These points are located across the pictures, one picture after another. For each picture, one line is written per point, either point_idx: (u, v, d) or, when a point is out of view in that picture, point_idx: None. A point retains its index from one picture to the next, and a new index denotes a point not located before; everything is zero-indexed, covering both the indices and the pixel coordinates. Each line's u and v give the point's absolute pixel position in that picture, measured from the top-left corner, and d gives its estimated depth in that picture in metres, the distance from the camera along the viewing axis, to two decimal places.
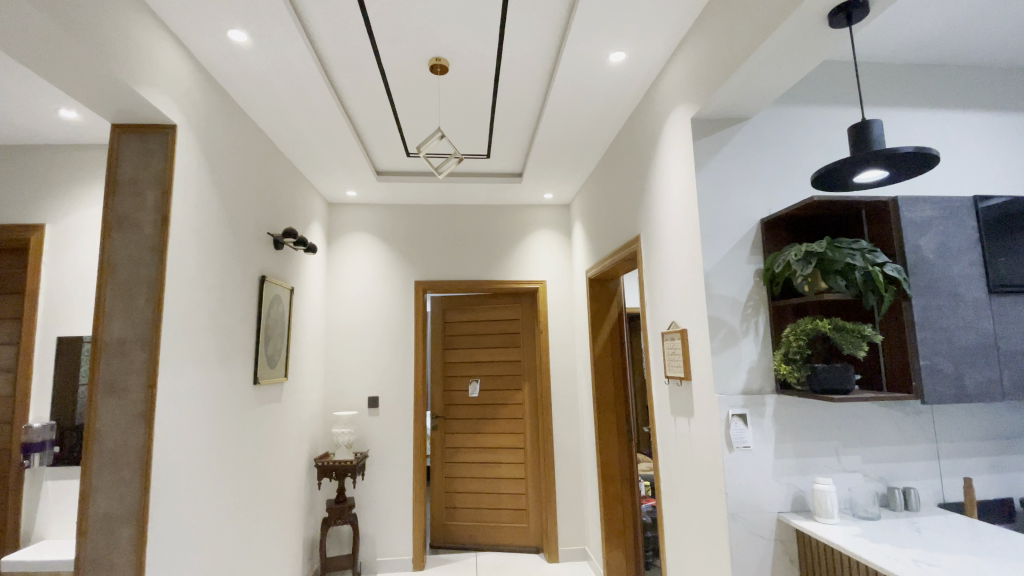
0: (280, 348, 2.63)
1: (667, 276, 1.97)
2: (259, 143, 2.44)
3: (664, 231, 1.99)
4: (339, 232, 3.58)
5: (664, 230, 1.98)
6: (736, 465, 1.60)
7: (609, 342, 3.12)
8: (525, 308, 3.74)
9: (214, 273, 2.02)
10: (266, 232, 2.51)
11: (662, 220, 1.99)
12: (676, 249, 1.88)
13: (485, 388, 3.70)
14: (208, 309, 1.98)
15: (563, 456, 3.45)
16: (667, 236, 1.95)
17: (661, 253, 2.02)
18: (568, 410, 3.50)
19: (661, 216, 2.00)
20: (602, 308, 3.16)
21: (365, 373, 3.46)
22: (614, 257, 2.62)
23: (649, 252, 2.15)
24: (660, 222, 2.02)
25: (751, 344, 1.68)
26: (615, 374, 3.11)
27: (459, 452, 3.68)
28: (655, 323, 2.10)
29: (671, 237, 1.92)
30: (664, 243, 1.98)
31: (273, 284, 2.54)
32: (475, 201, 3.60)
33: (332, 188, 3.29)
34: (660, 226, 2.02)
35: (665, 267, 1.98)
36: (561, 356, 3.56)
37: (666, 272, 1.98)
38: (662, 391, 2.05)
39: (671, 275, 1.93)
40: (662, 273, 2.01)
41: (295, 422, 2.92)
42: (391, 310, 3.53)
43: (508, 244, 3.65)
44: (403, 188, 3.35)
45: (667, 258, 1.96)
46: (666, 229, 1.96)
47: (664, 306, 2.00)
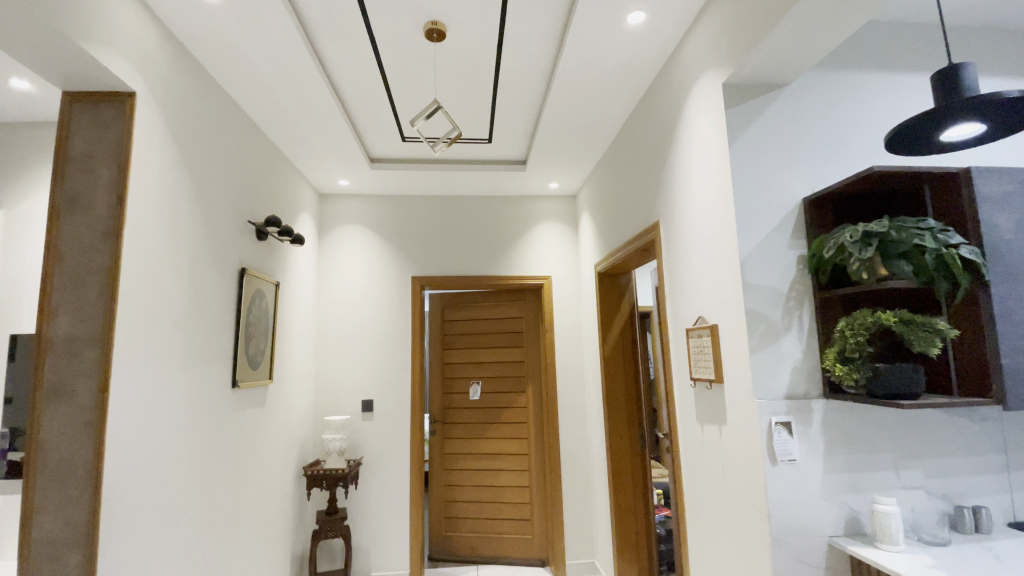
0: (263, 349, 2.41)
1: (693, 265, 1.74)
2: (237, 123, 2.22)
3: (688, 215, 1.77)
4: (330, 224, 3.36)
5: (689, 213, 1.76)
6: (781, 482, 1.38)
7: (620, 342, 2.89)
8: (529, 305, 3.51)
9: (183, 263, 1.80)
10: (246, 220, 2.29)
11: (687, 201, 1.77)
12: (704, 234, 1.66)
13: (486, 391, 3.48)
14: (176, 304, 1.75)
15: (570, 463, 3.23)
16: (693, 220, 1.73)
17: (685, 242, 1.80)
18: (576, 414, 3.28)
19: (686, 198, 1.78)
20: (612, 305, 2.93)
21: (358, 374, 3.24)
22: (630, 247, 2.39)
23: (670, 240, 1.93)
24: (684, 204, 1.80)
25: (795, 341, 1.46)
26: (626, 376, 2.87)
27: (460, 458, 3.45)
28: (678, 319, 1.88)
29: (698, 221, 1.70)
30: (689, 228, 1.76)
31: (255, 278, 2.32)
32: (475, 191, 3.37)
33: (322, 176, 3.08)
34: (684, 209, 1.80)
35: (691, 255, 1.76)
36: (568, 356, 3.33)
37: (692, 260, 1.75)
38: (686, 395, 1.83)
39: (699, 264, 1.71)
40: (687, 261, 1.79)
41: (281, 428, 2.70)
42: (386, 308, 3.31)
43: (511, 237, 3.42)
44: (399, 178, 3.13)
45: (693, 245, 1.74)
46: (692, 212, 1.74)
47: (690, 300, 1.77)
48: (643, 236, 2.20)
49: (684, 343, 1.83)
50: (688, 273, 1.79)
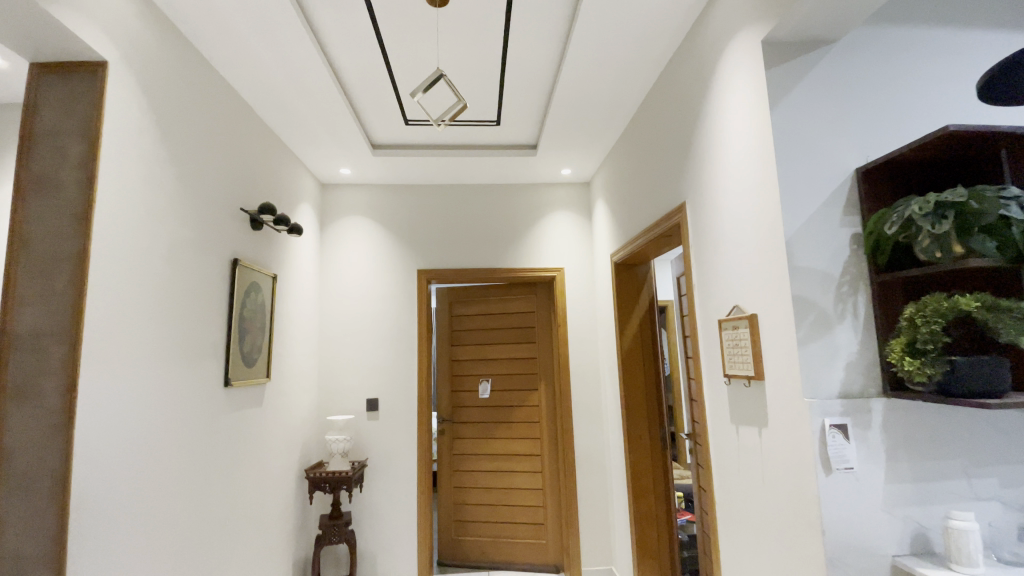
0: (259, 345, 2.27)
1: (727, 248, 1.57)
2: (227, 103, 2.07)
3: (721, 193, 1.59)
4: (332, 216, 3.21)
5: (723, 191, 1.58)
6: (836, 493, 1.20)
7: (639, 337, 2.70)
8: (541, 299, 3.34)
9: (164, 251, 1.65)
10: (239, 207, 2.15)
11: (720, 178, 1.59)
12: (741, 213, 1.48)
13: (497, 389, 3.32)
14: (156, 295, 1.61)
15: (586, 464, 3.06)
16: (728, 198, 1.55)
17: (717, 223, 1.62)
18: (590, 413, 3.11)
19: (718, 174, 1.60)
20: (630, 297, 2.74)
21: (363, 372, 3.09)
22: (650, 233, 2.20)
23: (698, 222, 1.75)
24: (716, 182, 1.62)
25: (848, 331, 1.28)
26: (645, 373, 2.69)
27: (469, 459, 3.30)
28: (709, 310, 1.70)
29: (733, 199, 1.52)
30: (723, 208, 1.58)
31: (250, 269, 2.18)
32: (484, 179, 3.21)
33: (323, 164, 2.93)
34: (716, 186, 1.62)
35: (725, 237, 1.58)
36: (582, 351, 3.16)
37: (726, 243, 1.57)
38: (719, 393, 1.65)
39: (734, 246, 1.53)
40: (720, 244, 1.61)
41: (281, 428, 2.56)
42: (392, 302, 3.16)
43: (521, 227, 3.25)
44: (403, 165, 2.97)
45: (727, 226, 1.56)
46: (726, 189, 1.56)
47: (723, 288, 1.59)
48: (666, 220, 2.02)
49: (716, 335, 1.65)
50: (721, 258, 1.61)
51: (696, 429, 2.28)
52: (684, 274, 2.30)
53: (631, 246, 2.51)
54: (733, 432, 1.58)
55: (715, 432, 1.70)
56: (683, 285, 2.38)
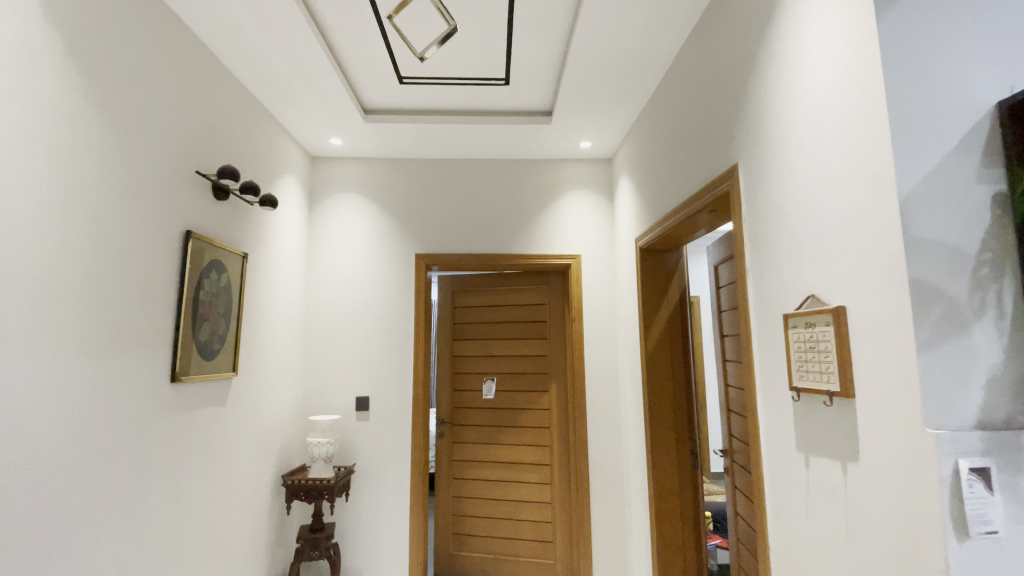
0: (222, 334, 1.94)
1: (804, 218, 1.17)
2: (176, 45, 1.73)
3: (796, 146, 1.19)
4: (322, 191, 2.85)
5: (799, 143, 1.18)
6: (975, 569, 0.82)
7: (667, 334, 2.31)
8: (553, 290, 2.97)
9: (73, 213, 1.32)
10: (194, 170, 1.81)
11: (794, 126, 1.20)
12: (829, 170, 1.08)
13: (502, 389, 2.96)
14: (57, 267, 1.28)
15: (602, 478, 2.68)
16: (807, 152, 1.16)
17: (789, 186, 1.22)
18: (608, 421, 2.72)
19: (792, 121, 1.21)
20: (658, 288, 2.34)
21: (351, 367, 2.75)
22: (690, 208, 1.80)
23: (759, 189, 1.35)
24: (788, 132, 1.22)
25: (994, 334, 0.88)
26: (673, 377, 2.30)
27: (471, 467, 2.96)
28: (771, 302, 1.31)
29: (816, 152, 1.12)
30: (798, 165, 1.19)
31: (208, 244, 1.86)
32: (492, 153, 2.83)
33: (309, 132, 2.59)
34: (788, 139, 1.22)
35: (801, 204, 1.18)
36: (601, 350, 2.76)
37: (802, 211, 1.18)
38: (784, 410, 1.26)
39: (815, 216, 1.13)
40: (794, 214, 1.21)
41: (252, 430, 2.24)
42: (385, 289, 2.80)
43: (533, 208, 2.87)
44: (399, 133, 2.61)
45: (805, 189, 1.16)
46: (804, 140, 1.16)
47: (795, 272, 1.20)
48: (712, 190, 1.61)
49: (781, 335, 1.26)
50: (793, 234, 1.21)
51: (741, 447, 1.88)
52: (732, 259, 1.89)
53: (664, 226, 2.11)
54: (806, 464, 1.18)
55: (776, 462, 1.31)
56: (728, 272, 1.98)
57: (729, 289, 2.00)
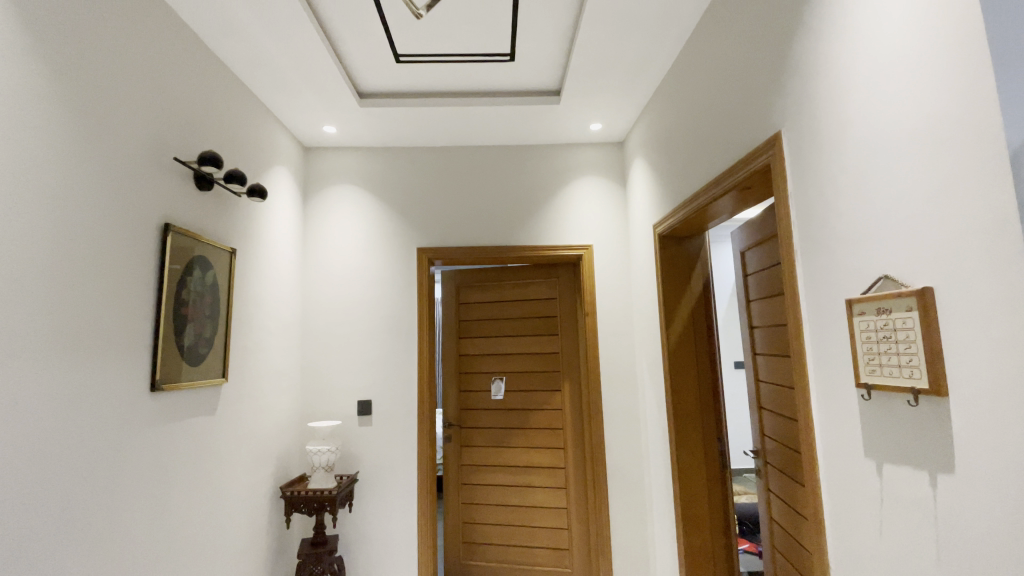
0: (209, 337, 1.78)
1: (878, 186, 0.99)
2: (147, 16, 1.55)
3: (865, 102, 1.02)
4: (317, 184, 2.68)
5: (870, 98, 1.01)
6: None
7: (691, 328, 2.13)
8: (563, 283, 2.81)
9: (24, 203, 1.15)
10: (172, 157, 1.64)
11: (862, 79, 1.02)
12: (912, 127, 0.91)
13: (512, 389, 2.80)
14: (8, 265, 1.10)
15: (621, 481, 2.52)
16: (881, 108, 0.98)
17: (857, 149, 1.05)
18: (626, 420, 2.55)
19: (859, 73, 1.03)
20: (680, 278, 2.16)
21: (352, 370, 2.58)
22: (723, 185, 1.62)
23: (814, 157, 1.18)
24: (855, 86, 1.04)
25: None
26: (698, 373, 2.12)
27: (481, 471, 2.80)
28: (832, 285, 1.13)
29: (895, 106, 0.95)
30: (869, 125, 1.01)
31: (190, 239, 1.69)
32: (497, 138, 2.66)
33: (301, 119, 2.41)
34: (855, 94, 1.05)
35: (874, 170, 1.00)
36: (617, 345, 2.59)
37: (876, 179, 1.00)
38: (851, 410, 1.09)
39: (895, 182, 0.96)
40: (864, 182, 1.04)
41: (247, 440, 2.08)
42: (386, 286, 2.63)
43: (541, 195, 2.70)
44: (397, 118, 2.44)
45: (879, 152, 0.99)
46: (878, 93, 0.99)
47: (865, 250, 1.03)
48: (750, 162, 1.43)
49: (845, 324, 1.09)
50: (861, 206, 1.04)
51: (790, 449, 1.69)
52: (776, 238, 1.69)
53: (688, 209, 1.94)
54: (882, 473, 1.02)
55: (841, 469, 1.14)
56: (768, 255, 1.78)
57: (767, 273, 1.80)
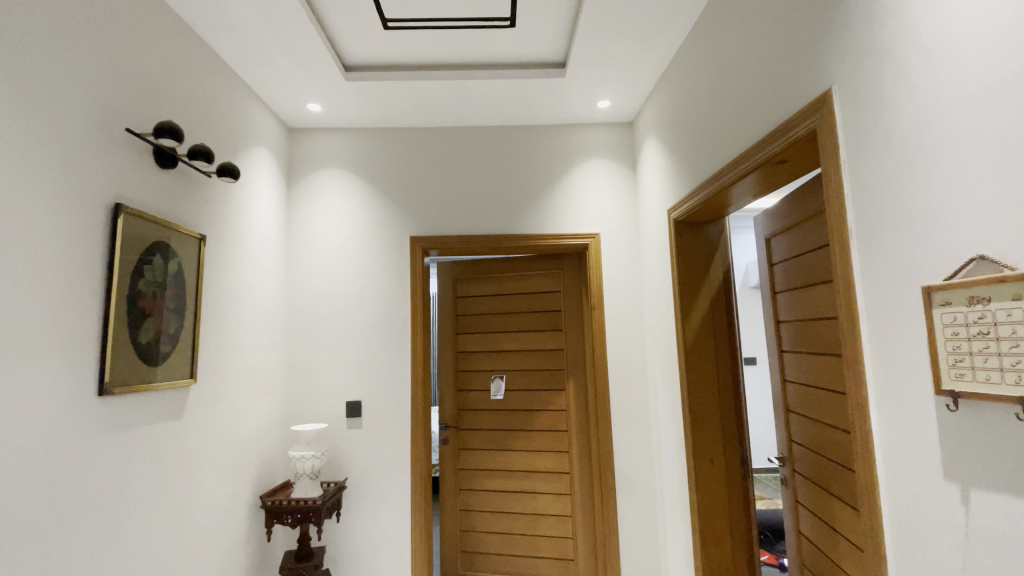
0: (172, 333, 1.58)
1: (975, 144, 0.79)
2: None
3: (956, 39, 0.81)
4: (302, 168, 2.48)
5: (965, 34, 0.80)
6: None
7: (710, 323, 1.93)
8: (567, 274, 2.61)
9: None
10: (121, 126, 1.42)
11: (954, 11, 0.81)
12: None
13: (513, 388, 2.61)
14: None
15: (631, 489, 2.31)
16: (981, 45, 0.77)
17: (942, 98, 0.84)
18: (637, 423, 2.35)
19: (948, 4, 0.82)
20: (698, 268, 1.96)
21: (340, 368, 2.38)
22: (755, 157, 1.41)
23: (880, 115, 0.97)
24: (941, 22, 0.84)
25: None
26: (718, 374, 1.92)
27: (479, 476, 2.61)
28: (905, 269, 0.93)
29: (1002, 40, 0.74)
30: (963, 67, 0.80)
31: (147, 221, 1.48)
32: (496, 117, 2.46)
33: (282, 95, 2.20)
34: (941, 31, 0.84)
35: (969, 124, 0.80)
36: (626, 341, 2.39)
37: (971, 135, 0.80)
38: (930, 422, 0.89)
39: (998, 138, 0.75)
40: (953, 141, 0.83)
41: (221, 447, 1.88)
42: (376, 278, 2.43)
43: (544, 179, 2.50)
44: (387, 94, 2.22)
45: (976, 100, 0.78)
46: (977, 26, 0.78)
47: (954, 224, 0.82)
48: (790, 128, 1.23)
49: (922, 317, 0.89)
50: (950, 171, 0.83)
51: (829, 459, 1.50)
52: (816, 220, 1.49)
53: (710, 188, 1.73)
54: (972, 501, 0.82)
55: (911, 493, 0.94)
56: (803, 241, 1.58)
57: (802, 262, 1.60)
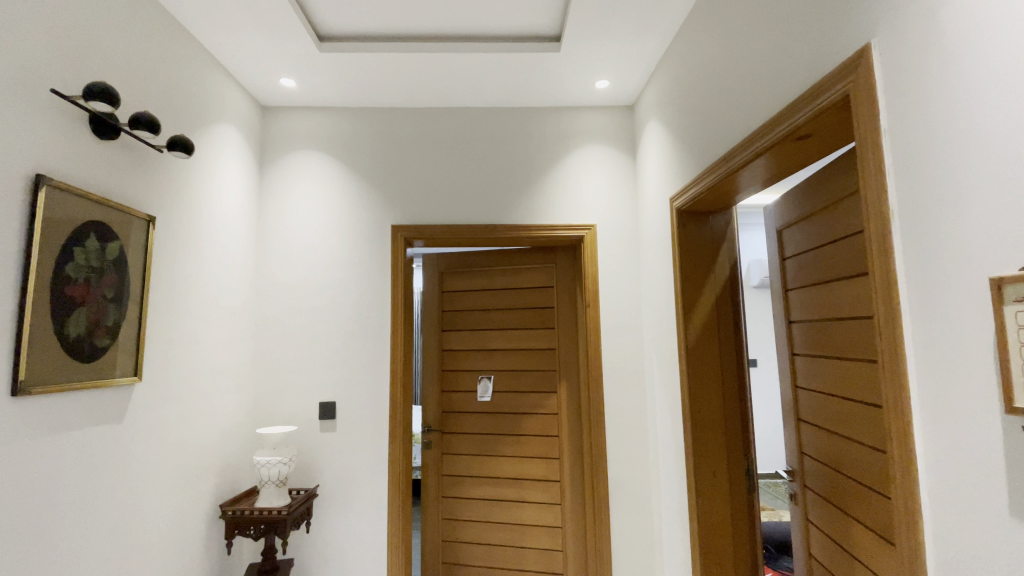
0: (110, 326, 1.41)
1: None
2: None
3: None
4: (276, 150, 2.30)
5: None
6: None
7: (715, 322, 1.76)
8: (562, 269, 2.43)
9: None
10: (49, 88, 1.23)
11: None
12: None
13: (501, 389, 2.44)
14: None
15: (625, 501, 2.14)
16: None
17: None
18: (633, 429, 2.18)
19: None
20: (702, 262, 1.78)
21: (313, 366, 2.20)
22: (776, 132, 1.24)
23: (938, 71, 0.80)
24: None
25: None
26: (722, 379, 1.74)
27: (463, 483, 2.44)
28: (969, 258, 0.75)
29: None
30: None
31: (77, 198, 1.30)
32: (487, 97, 2.28)
33: (250, 67, 2.02)
34: None
35: None
36: (622, 341, 2.22)
37: None
38: (998, 449, 0.71)
39: None
40: None
41: (173, 452, 1.70)
42: (354, 269, 2.25)
43: (538, 166, 2.32)
44: (365, 68, 2.04)
45: None
46: None
47: None
48: (820, 95, 1.06)
49: (991, 316, 0.71)
50: None
51: (851, 477, 1.33)
52: (847, 202, 1.31)
53: (720, 171, 1.55)
54: None
55: (966, 534, 0.77)
56: (829, 228, 1.41)
57: (825, 252, 1.44)
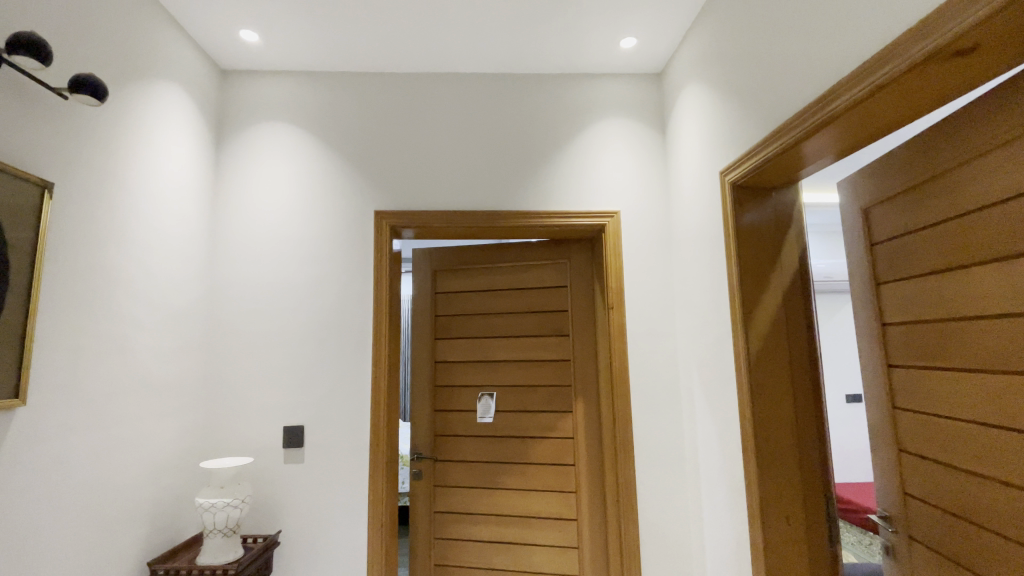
0: None
1: None
2: None
3: None
4: (236, 122, 1.92)
5: None
6: None
7: (782, 327, 1.38)
8: (577, 266, 2.06)
9: None
10: None
11: None
12: None
13: (506, 409, 2.05)
14: None
15: (661, 548, 1.74)
16: None
17: None
18: (668, 458, 1.79)
19: None
20: (764, 252, 1.42)
21: (278, 382, 1.80)
22: (920, 48, 0.86)
23: None
24: None
25: None
26: (795, 400, 1.36)
27: (460, 522, 2.03)
28: None
29: None
30: None
31: None
32: (489, 61, 1.92)
33: (201, 14, 1.64)
34: None
35: None
36: (654, 351, 1.84)
37: None
38: None
39: None
40: None
41: (83, 497, 1.28)
42: (328, 263, 1.86)
43: (549, 143, 1.96)
44: (342, 16, 1.66)
45: None
46: None
47: None
48: None
49: None
50: None
51: (1010, 538, 0.97)
52: (1001, 153, 0.97)
53: (806, 124, 1.18)
54: None
55: None
56: (962, 193, 1.07)
57: (953, 230, 1.10)
